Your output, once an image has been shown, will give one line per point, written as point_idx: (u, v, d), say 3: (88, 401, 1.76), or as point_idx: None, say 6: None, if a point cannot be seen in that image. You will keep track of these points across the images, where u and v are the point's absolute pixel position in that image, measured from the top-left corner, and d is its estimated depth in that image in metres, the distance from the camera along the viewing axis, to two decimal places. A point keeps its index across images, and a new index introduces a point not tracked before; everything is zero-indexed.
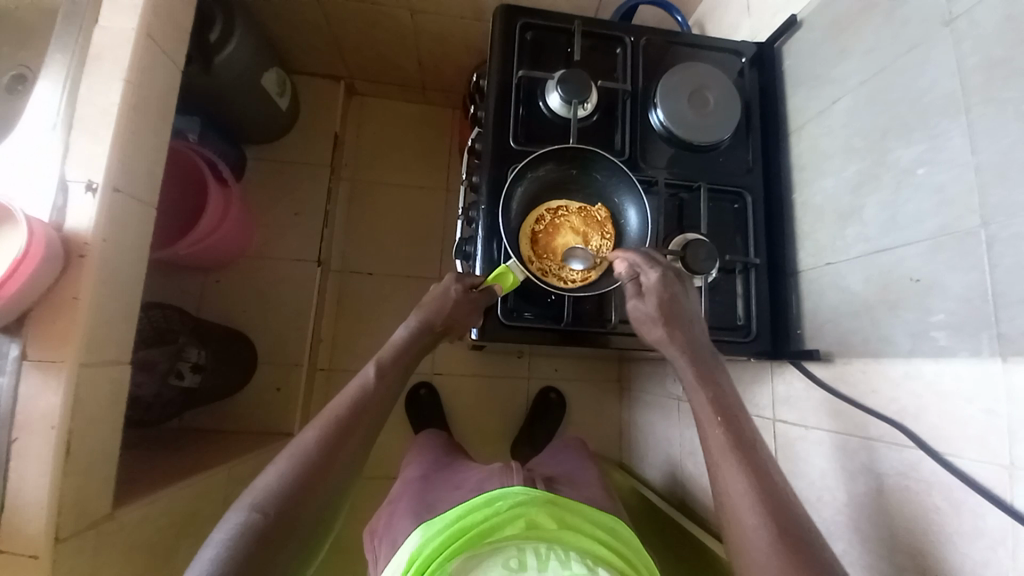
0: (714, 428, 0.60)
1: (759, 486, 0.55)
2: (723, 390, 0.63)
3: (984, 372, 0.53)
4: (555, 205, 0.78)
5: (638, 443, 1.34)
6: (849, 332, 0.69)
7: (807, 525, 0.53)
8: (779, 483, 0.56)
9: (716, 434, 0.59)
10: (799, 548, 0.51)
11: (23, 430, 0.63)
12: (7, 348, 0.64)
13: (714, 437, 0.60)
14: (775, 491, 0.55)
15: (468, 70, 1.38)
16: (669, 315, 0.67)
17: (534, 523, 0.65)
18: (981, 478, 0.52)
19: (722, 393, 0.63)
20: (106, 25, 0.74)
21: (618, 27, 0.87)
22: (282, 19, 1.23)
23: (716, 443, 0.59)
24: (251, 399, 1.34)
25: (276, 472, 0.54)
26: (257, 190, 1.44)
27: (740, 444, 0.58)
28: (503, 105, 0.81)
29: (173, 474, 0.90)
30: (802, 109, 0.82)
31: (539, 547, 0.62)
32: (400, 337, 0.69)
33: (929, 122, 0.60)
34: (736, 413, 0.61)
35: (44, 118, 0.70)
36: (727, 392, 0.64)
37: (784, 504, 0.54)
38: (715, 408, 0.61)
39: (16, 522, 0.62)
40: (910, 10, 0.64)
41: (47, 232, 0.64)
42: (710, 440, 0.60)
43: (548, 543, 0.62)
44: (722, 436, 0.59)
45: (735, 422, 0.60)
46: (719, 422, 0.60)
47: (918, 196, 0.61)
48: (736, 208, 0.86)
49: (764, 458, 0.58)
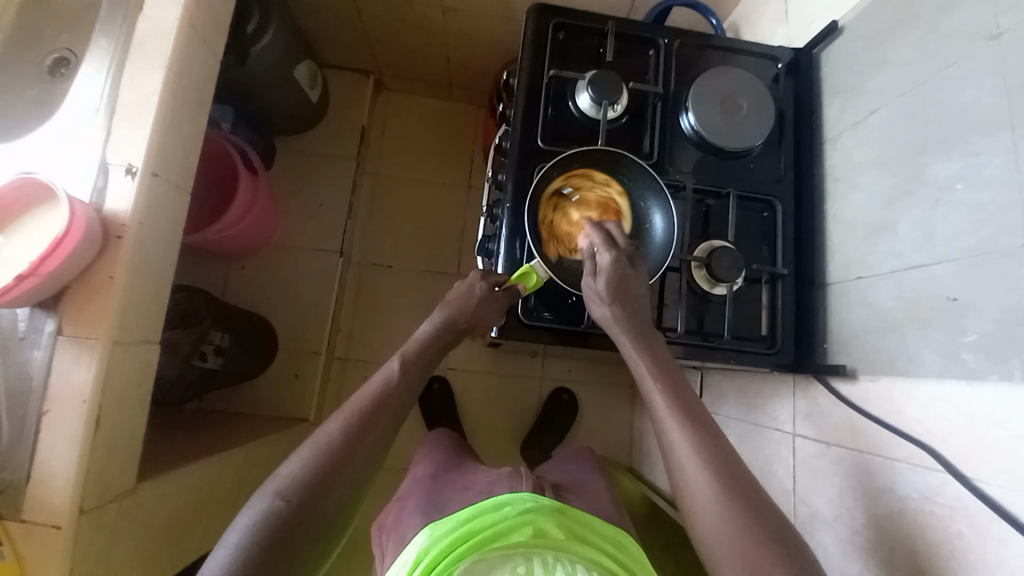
0: (677, 431, 0.60)
1: (725, 493, 0.55)
2: (681, 390, 0.64)
3: (1018, 399, 0.51)
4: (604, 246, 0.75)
5: (650, 451, 1.32)
6: (876, 349, 0.68)
7: (775, 523, 0.53)
8: (747, 489, 0.55)
9: (680, 440, 0.59)
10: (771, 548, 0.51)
11: (54, 403, 0.66)
12: (44, 324, 0.67)
13: (671, 431, 0.60)
14: (746, 499, 0.54)
15: (496, 68, 1.38)
16: (622, 298, 0.69)
17: (541, 530, 0.65)
18: (1010, 505, 0.50)
19: (683, 393, 0.63)
20: (150, 14, 0.77)
21: (651, 29, 0.86)
22: (315, 12, 1.25)
23: (681, 452, 0.59)
24: (269, 387, 1.37)
25: (299, 461, 0.55)
26: (284, 180, 1.47)
27: (705, 451, 0.58)
28: (532, 104, 0.81)
29: (192, 454, 0.92)
30: (837, 118, 0.80)
31: (546, 557, 0.61)
32: (424, 334, 0.70)
33: (971, 137, 0.58)
34: (693, 413, 0.61)
35: (89, 104, 0.72)
36: (685, 390, 0.64)
37: (750, 503, 0.54)
38: (686, 428, 0.60)
39: (42, 493, 0.64)
40: (957, 19, 0.62)
41: (87, 212, 0.66)
42: (676, 447, 0.59)
43: (555, 553, 0.62)
44: (687, 443, 0.59)
45: (695, 424, 0.60)
46: (682, 426, 0.60)
47: (955, 213, 0.59)
48: (764, 217, 0.84)
49: (729, 461, 0.57)
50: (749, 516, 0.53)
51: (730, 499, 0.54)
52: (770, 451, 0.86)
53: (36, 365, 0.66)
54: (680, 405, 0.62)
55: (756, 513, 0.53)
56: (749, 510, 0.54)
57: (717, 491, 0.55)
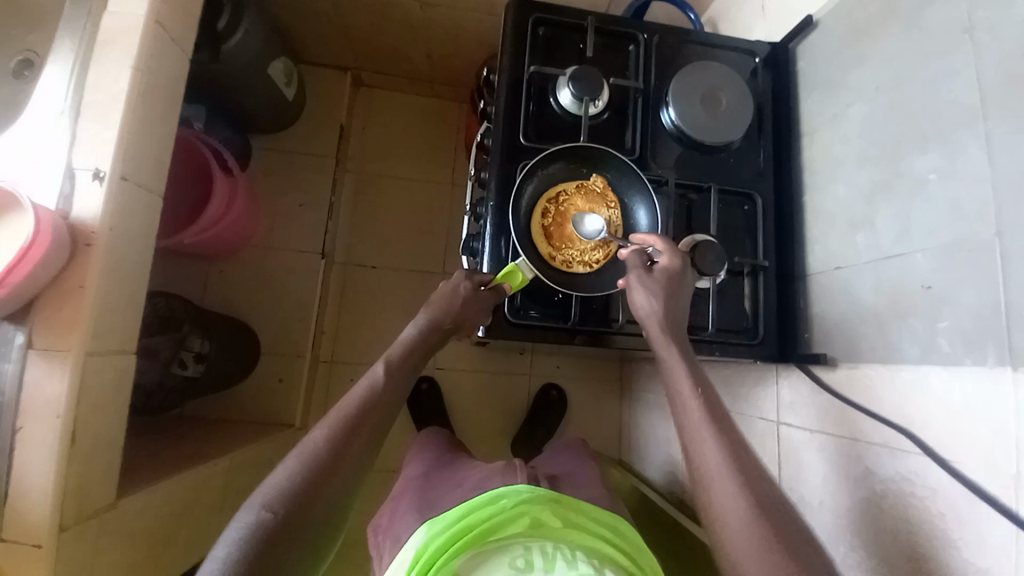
0: (707, 440, 0.56)
1: (758, 509, 0.50)
2: (717, 404, 0.59)
3: (992, 384, 0.52)
4: (554, 193, 0.77)
5: (638, 442, 1.34)
6: (856, 339, 0.69)
7: (789, 513, 0.50)
8: (784, 510, 0.51)
9: (710, 450, 0.55)
10: (785, 537, 0.48)
11: (27, 418, 0.63)
12: (13, 336, 0.64)
13: (691, 418, 0.58)
14: (779, 517, 0.50)
15: (476, 64, 1.37)
16: (666, 295, 0.67)
17: (538, 521, 0.65)
18: (987, 487, 0.52)
19: (716, 406, 0.59)
20: (116, 12, 0.74)
21: (632, 24, 0.86)
22: (289, 7, 1.22)
23: (710, 459, 0.54)
24: (253, 392, 1.34)
25: (285, 471, 0.54)
26: (262, 180, 1.44)
27: (735, 462, 0.54)
28: (514, 101, 0.81)
29: (176, 464, 0.90)
30: (816, 112, 0.82)
31: (545, 547, 0.62)
32: (409, 336, 0.69)
33: (945, 130, 0.60)
34: (728, 426, 0.57)
35: (51, 104, 0.69)
36: (720, 404, 0.60)
37: (766, 492, 0.52)
38: (707, 416, 0.58)
39: (18, 511, 0.62)
40: (930, 14, 0.63)
41: (54, 219, 0.64)
42: (705, 455, 0.55)
43: (554, 542, 0.62)
44: (718, 454, 0.54)
45: (729, 437, 0.56)
46: (714, 436, 0.56)
47: (931, 204, 0.61)
48: (746, 211, 0.85)
49: (768, 480, 0.53)
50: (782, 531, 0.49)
51: (765, 515, 0.50)
52: (755, 440, 0.88)
53: (6, 378, 0.63)
54: (713, 416, 0.58)
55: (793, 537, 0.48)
56: (781, 527, 0.49)
57: (747, 501, 0.51)
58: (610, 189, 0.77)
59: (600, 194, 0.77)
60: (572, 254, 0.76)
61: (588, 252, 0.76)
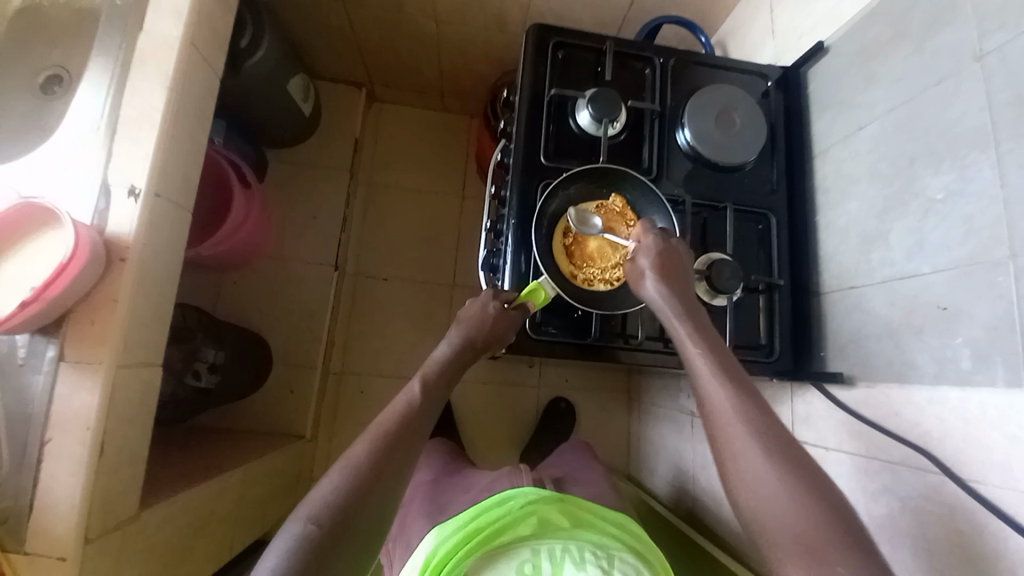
0: (721, 393, 0.57)
1: (771, 450, 0.52)
2: (726, 359, 0.61)
3: (1010, 403, 0.54)
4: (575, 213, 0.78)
5: (647, 455, 1.34)
6: (873, 356, 0.70)
7: (805, 455, 0.52)
8: (803, 461, 0.52)
9: (724, 403, 0.56)
10: (801, 475, 0.50)
11: (56, 430, 0.64)
12: (45, 349, 0.66)
13: (699, 368, 0.60)
14: (796, 461, 0.51)
15: (489, 80, 1.40)
16: (667, 268, 0.69)
17: (546, 519, 0.66)
18: (1004, 504, 0.54)
19: (729, 363, 0.60)
20: (150, 32, 0.76)
21: (647, 47, 0.89)
22: (308, 25, 1.25)
23: (724, 413, 0.55)
24: (264, 401, 1.35)
25: (328, 485, 0.55)
26: (275, 192, 1.46)
27: (748, 414, 0.54)
28: (535, 120, 0.83)
29: (192, 475, 0.90)
30: (827, 133, 0.84)
31: (554, 548, 0.63)
32: (442, 354, 0.70)
33: (957, 153, 0.62)
34: (739, 379, 0.58)
35: (89, 122, 0.71)
36: (729, 360, 0.61)
37: (779, 433, 0.53)
38: (715, 366, 0.59)
39: (44, 523, 0.63)
40: (940, 42, 0.65)
41: (91, 235, 0.65)
42: (719, 408, 0.56)
43: (563, 543, 0.64)
44: (731, 407, 0.55)
45: (741, 389, 0.57)
46: (726, 387, 0.57)
47: (945, 225, 0.63)
48: (760, 229, 0.87)
49: (784, 431, 0.54)
50: (801, 475, 0.50)
51: (782, 466, 0.51)
52: None
53: (37, 391, 0.65)
54: (725, 370, 0.59)
55: (813, 486, 0.49)
56: (799, 476, 0.50)
57: (761, 444, 0.52)
58: (630, 210, 0.79)
59: (620, 214, 0.78)
60: (593, 272, 0.77)
61: (608, 270, 0.77)
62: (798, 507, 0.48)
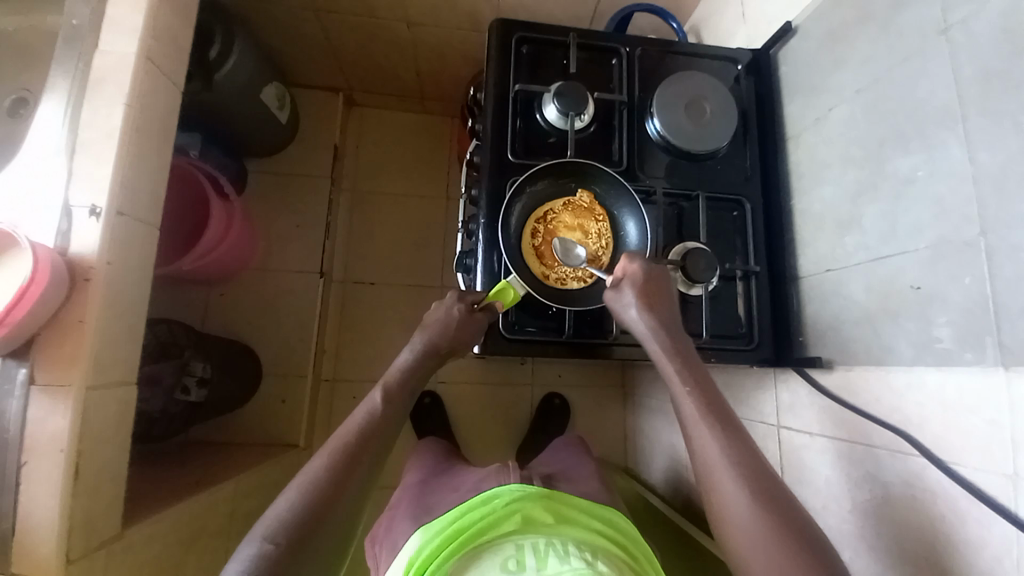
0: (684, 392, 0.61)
1: (730, 448, 0.56)
2: (699, 370, 0.63)
3: (987, 383, 0.52)
4: (543, 212, 0.78)
5: (642, 447, 1.34)
6: (851, 341, 0.69)
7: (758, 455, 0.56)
8: (784, 496, 0.53)
9: (694, 413, 0.59)
10: (753, 473, 0.54)
11: (32, 453, 0.64)
12: (15, 372, 0.65)
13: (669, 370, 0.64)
14: (752, 460, 0.55)
15: (465, 80, 1.39)
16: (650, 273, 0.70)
17: (530, 517, 0.65)
18: (985, 487, 0.52)
19: (713, 396, 0.61)
20: (107, 50, 0.75)
21: (614, 38, 0.88)
22: (279, 34, 1.24)
23: (707, 449, 0.57)
24: (256, 411, 1.35)
25: (285, 501, 0.54)
26: (257, 201, 1.45)
27: (710, 415, 0.59)
28: (501, 118, 0.82)
29: (181, 490, 0.90)
30: (799, 116, 0.83)
31: (537, 543, 0.62)
32: (408, 360, 0.69)
33: (926, 131, 0.60)
34: (725, 416, 0.59)
35: (50, 144, 0.71)
36: (715, 394, 0.61)
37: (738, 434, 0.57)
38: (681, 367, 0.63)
39: (25, 547, 0.63)
40: (906, 17, 0.64)
41: (52, 257, 0.65)
42: (704, 448, 0.57)
43: (546, 538, 0.62)
44: (694, 405, 0.60)
45: (727, 427, 0.58)
46: (711, 426, 0.58)
47: (917, 205, 0.61)
48: (736, 216, 0.86)
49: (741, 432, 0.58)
50: (753, 473, 0.54)
51: (739, 463, 0.55)
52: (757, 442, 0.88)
53: (9, 416, 0.64)
54: (708, 405, 0.60)
55: (763, 477, 0.54)
56: (752, 471, 0.54)
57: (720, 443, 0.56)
58: (597, 205, 0.79)
59: (587, 210, 0.78)
60: (566, 270, 0.77)
61: (581, 268, 0.77)
62: (778, 546, 0.50)
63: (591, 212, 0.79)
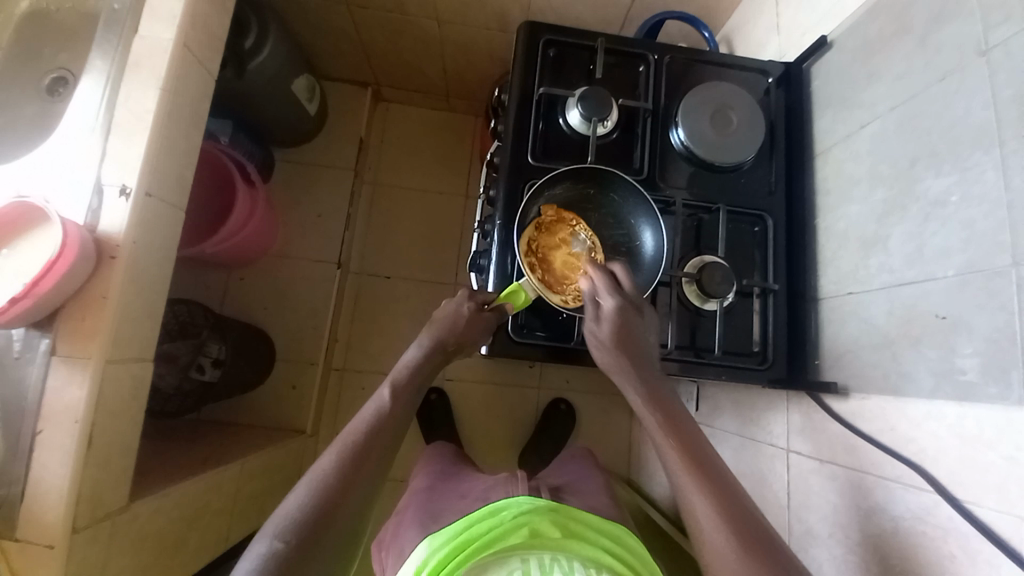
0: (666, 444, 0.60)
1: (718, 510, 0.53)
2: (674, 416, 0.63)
3: (1009, 421, 0.50)
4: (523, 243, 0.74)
5: (648, 460, 1.32)
6: (868, 366, 0.67)
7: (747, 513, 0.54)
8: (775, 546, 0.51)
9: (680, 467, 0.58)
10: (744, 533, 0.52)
11: (48, 422, 0.66)
12: (39, 342, 0.68)
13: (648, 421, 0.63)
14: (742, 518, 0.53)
15: (491, 79, 1.39)
16: (625, 325, 0.66)
17: (537, 531, 0.64)
18: (999, 529, 0.50)
19: (680, 426, 0.61)
20: (144, 35, 0.77)
21: (642, 44, 0.87)
22: (311, 26, 1.26)
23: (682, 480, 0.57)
24: (269, 398, 1.37)
25: (296, 499, 0.55)
26: (281, 191, 1.48)
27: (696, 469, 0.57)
28: (523, 120, 0.82)
29: (188, 468, 0.91)
30: (829, 131, 0.80)
31: (543, 558, 0.61)
32: (412, 357, 0.70)
33: (960, 153, 0.58)
34: (706, 464, 0.58)
35: (83, 124, 0.73)
36: (695, 440, 0.61)
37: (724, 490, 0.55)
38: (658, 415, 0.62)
39: (34, 511, 0.65)
40: (946, 34, 0.61)
41: (80, 232, 0.67)
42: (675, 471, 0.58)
43: (552, 553, 0.61)
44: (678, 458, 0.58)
45: (710, 478, 0.56)
46: (696, 478, 0.56)
47: (945, 229, 0.59)
48: (756, 231, 0.84)
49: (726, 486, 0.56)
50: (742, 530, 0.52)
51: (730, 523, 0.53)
52: (765, 464, 0.85)
53: (31, 383, 0.67)
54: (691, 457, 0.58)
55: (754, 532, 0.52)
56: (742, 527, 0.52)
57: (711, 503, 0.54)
58: (566, 214, 0.77)
59: (558, 222, 0.77)
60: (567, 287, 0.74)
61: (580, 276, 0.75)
62: None
63: (559, 223, 0.77)
